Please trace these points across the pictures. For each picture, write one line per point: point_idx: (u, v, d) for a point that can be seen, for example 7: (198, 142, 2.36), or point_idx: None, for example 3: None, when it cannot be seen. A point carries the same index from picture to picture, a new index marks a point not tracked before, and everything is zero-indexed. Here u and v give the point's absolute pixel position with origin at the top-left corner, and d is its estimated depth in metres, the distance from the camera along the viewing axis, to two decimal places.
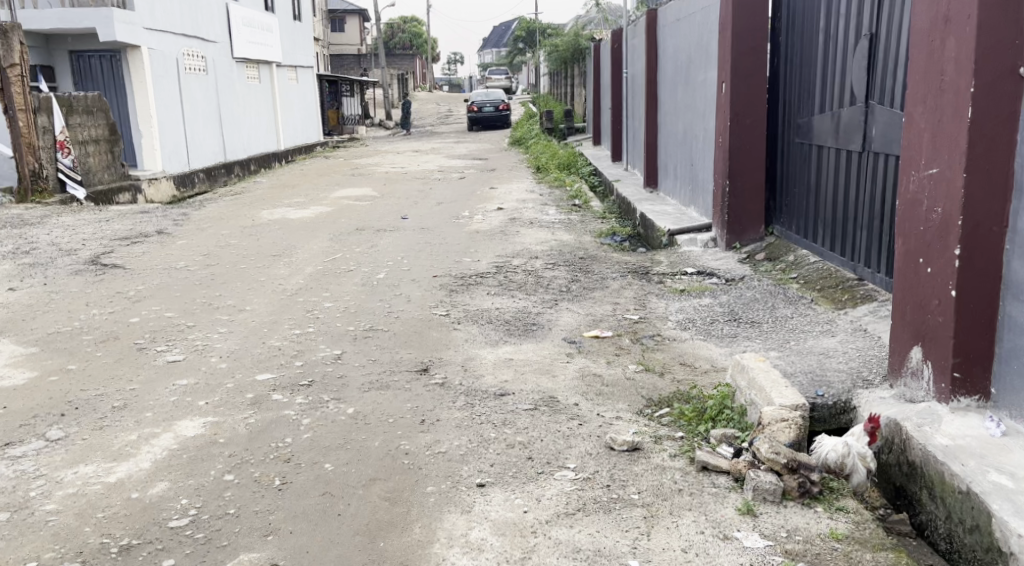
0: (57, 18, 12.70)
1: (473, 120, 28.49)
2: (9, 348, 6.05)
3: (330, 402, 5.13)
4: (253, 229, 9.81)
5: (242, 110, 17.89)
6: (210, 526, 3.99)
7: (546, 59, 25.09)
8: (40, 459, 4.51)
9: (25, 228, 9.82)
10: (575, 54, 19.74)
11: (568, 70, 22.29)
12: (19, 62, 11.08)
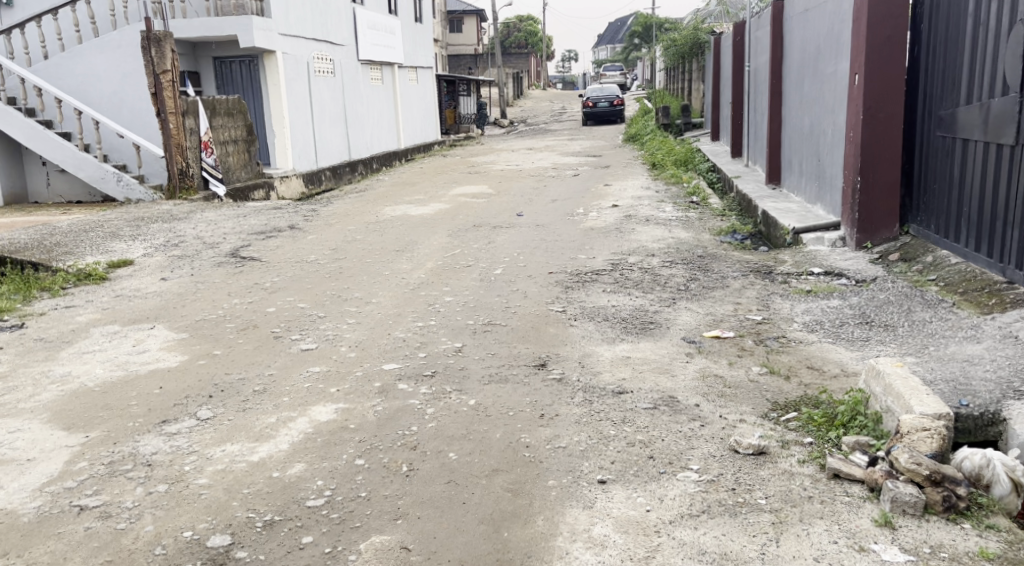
0: (203, 26, 13.28)
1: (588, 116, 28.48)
2: (162, 334, 6.42)
3: (452, 393, 5.24)
4: (377, 224, 10.09)
5: (366, 109, 18.39)
6: (344, 508, 4.15)
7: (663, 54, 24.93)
8: (193, 436, 4.78)
9: (172, 223, 10.37)
10: (694, 48, 19.53)
11: (685, 65, 22.02)
12: (171, 68, 11.70)
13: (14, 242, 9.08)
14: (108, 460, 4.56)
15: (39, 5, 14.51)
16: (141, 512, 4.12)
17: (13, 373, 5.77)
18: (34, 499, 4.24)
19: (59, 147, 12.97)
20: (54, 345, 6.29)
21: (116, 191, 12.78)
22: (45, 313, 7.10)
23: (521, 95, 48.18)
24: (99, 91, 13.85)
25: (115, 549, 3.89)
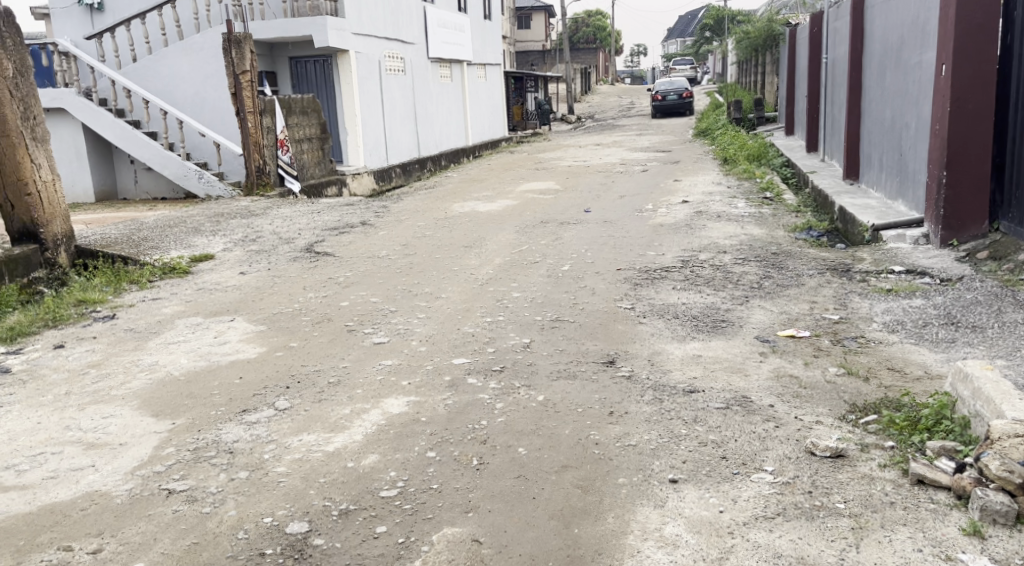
0: (280, 28, 13.64)
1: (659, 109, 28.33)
2: (242, 326, 6.56)
3: (520, 388, 5.24)
4: (446, 221, 10.14)
5: (435, 105, 18.50)
6: (417, 499, 4.18)
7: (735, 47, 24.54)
8: (272, 425, 4.87)
9: (251, 218, 10.59)
10: (768, 40, 19.18)
11: (758, 58, 21.64)
12: (250, 69, 11.92)
13: (105, 237, 9.37)
14: (194, 446, 4.66)
15: (129, 8, 14.88)
16: (224, 498, 4.20)
17: (105, 362, 5.95)
18: (125, 482, 4.35)
19: (147, 146, 13.49)
20: (142, 336, 6.48)
21: (197, 188, 13.21)
22: (134, 304, 7.33)
23: (588, 91, 48.00)
24: (184, 91, 14.21)
25: (200, 532, 3.97)
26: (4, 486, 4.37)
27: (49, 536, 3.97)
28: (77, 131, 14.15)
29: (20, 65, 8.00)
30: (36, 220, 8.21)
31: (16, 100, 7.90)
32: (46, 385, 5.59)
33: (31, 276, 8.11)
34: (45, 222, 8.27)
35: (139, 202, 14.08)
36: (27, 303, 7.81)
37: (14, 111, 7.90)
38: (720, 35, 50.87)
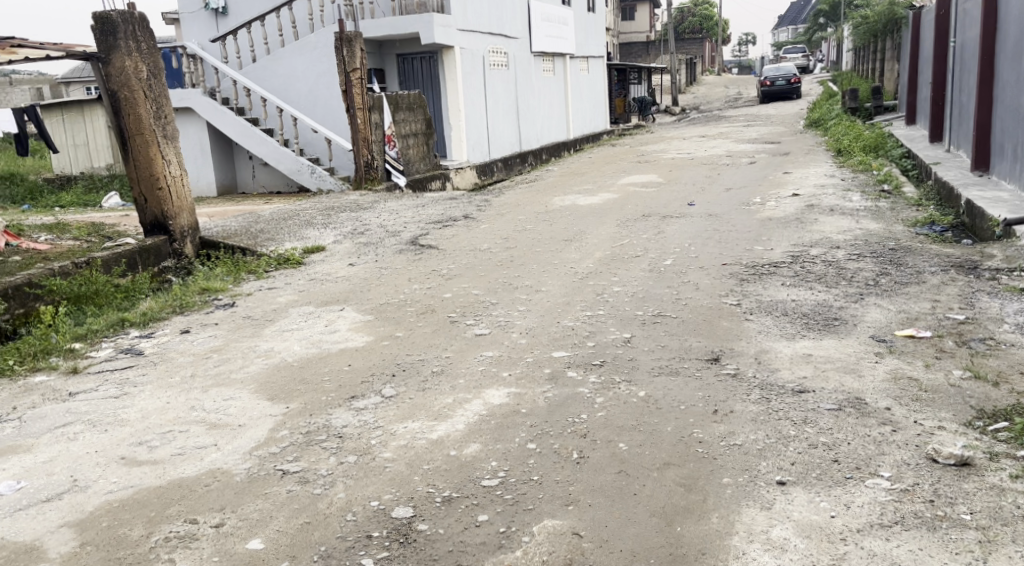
0: (389, 25, 13.86)
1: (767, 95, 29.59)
2: (349, 316, 6.65)
3: (621, 384, 5.13)
4: (547, 214, 10.08)
5: (538, 98, 18.47)
6: (517, 489, 4.13)
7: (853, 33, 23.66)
8: (378, 412, 4.90)
9: (358, 212, 10.75)
10: (889, 25, 18.39)
11: (877, 43, 20.79)
12: (360, 66, 12.06)
13: (225, 229, 9.69)
14: (306, 429, 4.74)
15: (250, 11, 15.31)
16: (334, 480, 4.25)
17: (225, 347, 6.12)
18: (244, 461, 4.44)
19: (264, 142, 13.92)
20: (259, 323, 6.65)
21: (310, 182, 13.54)
22: (252, 293, 7.53)
23: (694, 81, 47.27)
24: (297, 88, 14.56)
25: (312, 512, 4.01)
26: (136, 459, 4.50)
27: (176, 508, 4.06)
28: (203, 129, 14.75)
29: (154, 67, 8.38)
30: (166, 213, 8.63)
31: (150, 100, 8.26)
32: (173, 367, 5.78)
33: (161, 265, 8.63)
34: (174, 215, 8.69)
35: (257, 196, 14.54)
36: (158, 289, 8.37)
37: (148, 110, 8.27)
38: (835, 22, 49.35)
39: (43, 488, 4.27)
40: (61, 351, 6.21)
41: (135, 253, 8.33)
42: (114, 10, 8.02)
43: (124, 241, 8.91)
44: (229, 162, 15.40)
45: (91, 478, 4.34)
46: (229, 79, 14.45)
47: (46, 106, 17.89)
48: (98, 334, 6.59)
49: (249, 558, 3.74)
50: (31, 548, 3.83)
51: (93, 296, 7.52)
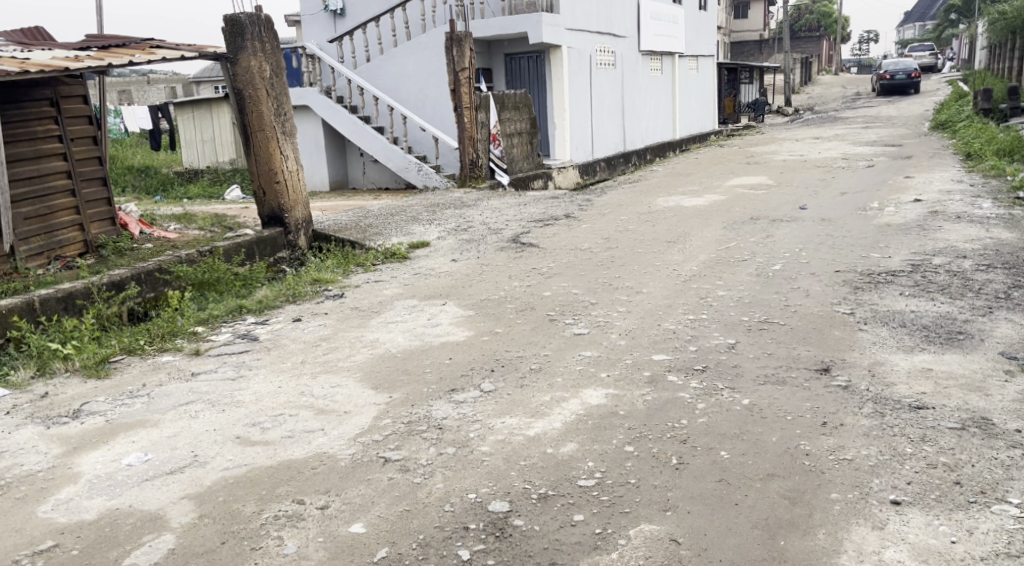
0: (499, 25, 13.94)
1: (886, 88, 31.42)
2: (451, 310, 6.71)
3: (724, 390, 5.01)
4: (651, 215, 9.96)
5: (644, 98, 18.29)
6: (614, 491, 4.08)
7: (989, 30, 22.56)
8: (478, 406, 4.93)
9: (463, 209, 10.85)
10: None
11: (1016, 41, 19.76)
12: (468, 65, 12.15)
13: (335, 223, 9.92)
14: (407, 420, 4.79)
15: (365, 12, 15.65)
16: (434, 470, 4.28)
17: (333, 336, 6.25)
18: (348, 447, 4.52)
19: (375, 140, 14.22)
20: (366, 314, 6.78)
21: (416, 179, 13.76)
22: (359, 285, 7.68)
23: (809, 81, 46.10)
24: (407, 87, 14.79)
25: (412, 500, 4.05)
26: (249, 440, 4.63)
27: (285, 488, 4.16)
28: (318, 127, 15.17)
29: (276, 67, 8.68)
30: (282, 206, 8.89)
31: (271, 98, 8.56)
32: (285, 353, 5.94)
33: (276, 256, 8.90)
34: (289, 208, 8.93)
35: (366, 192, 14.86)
36: (272, 278, 8.64)
37: (269, 108, 8.57)
38: (966, 17, 47.37)
39: (167, 460, 4.44)
40: (186, 334, 6.46)
41: (252, 243, 8.62)
42: (243, 13, 8.35)
43: (243, 232, 9.23)
44: (341, 158, 15.77)
45: (209, 454, 4.49)
46: (344, 78, 14.82)
47: (178, 102, 18.74)
48: (218, 319, 6.84)
49: (351, 541, 3.80)
50: (154, 517, 3.97)
51: (215, 283, 7.86)
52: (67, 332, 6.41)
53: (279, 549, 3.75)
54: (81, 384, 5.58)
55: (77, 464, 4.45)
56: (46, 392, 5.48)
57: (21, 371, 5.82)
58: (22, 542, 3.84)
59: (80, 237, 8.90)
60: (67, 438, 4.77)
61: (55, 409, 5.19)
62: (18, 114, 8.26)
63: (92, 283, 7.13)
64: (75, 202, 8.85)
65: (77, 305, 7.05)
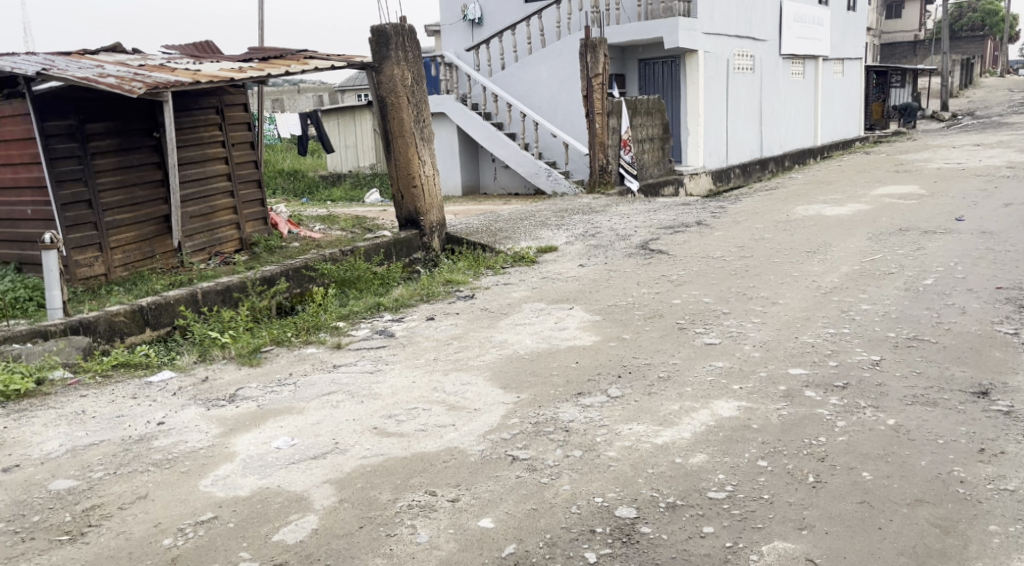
0: (634, 31, 13.93)
1: None
2: (579, 315, 6.72)
3: (867, 408, 4.83)
4: (787, 224, 9.69)
5: (784, 104, 17.83)
6: (746, 506, 4.00)
7: None
8: (605, 411, 4.92)
9: (593, 214, 10.84)
10: None
11: None
12: (602, 72, 12.15)
13: (468, 226, 10.11)
14: (535, 420, 4.83)
15: (502, 20, 15.91)
16: (561, 472, 4.30)
17: (464, 335, 6.38)
18: (479, 443, 4.60)
19: (507, 145, 14.47)
20: (495, 315, 6.87)
21: (546, 185, 13.86)
22: (490, 287, 7.80)
23: (968, 83, 43.75)
24: (540, 93, 14.90)
25: (539, 499, 4.09)
26: (385, 431, 4.77)
27: (419, 479, 4.27)
28: (453, 134, 15.52)
29: (417, 74, 8.93)
30: (419, 209, 9.12)
31: (412, 105, 8.81)
32: (419, 350, 6.10)
33: (412, 257, 9.13)
34: (425, 211, 9.15)
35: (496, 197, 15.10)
36: (408, 279, 8.88)
37: (410, 114, 8.82)
38: None
39: (311, 446, 4.63)
40: (328, 328, 6.72)
41: (390, 244, 8.88)
42: (389, 24, 8.66)
43: (381, 233, 9.52)
44: (475, 164, 16.06)
45: (349, 443, 4.65)
46: (479, 86, 15.09)
47: (325, 110, 19.47)
48: (358, 315, 7.09)
49: (481, 535, 3.86)
50: (300, 498, 4.15)
51: (355, 281, 8.17)
52: (225, 322, 6.84)
53: (413, 537, 3.85)
54: (236, 371, 5.91)
55: (233, 444, 4.69)
56: (205, 376, 5.83)
57: (185, 356, 6.25)
58: (186, 512, 4.07)
59: (236, 236, 9.75)
60: (223, 420, 5.03)
61: (213, 392, 5.50)
62: (190, 122, 9.13)
63: (246, 279, 7.54)
64: (234, 203, 9.70)
65: (233, 298, 7.49)
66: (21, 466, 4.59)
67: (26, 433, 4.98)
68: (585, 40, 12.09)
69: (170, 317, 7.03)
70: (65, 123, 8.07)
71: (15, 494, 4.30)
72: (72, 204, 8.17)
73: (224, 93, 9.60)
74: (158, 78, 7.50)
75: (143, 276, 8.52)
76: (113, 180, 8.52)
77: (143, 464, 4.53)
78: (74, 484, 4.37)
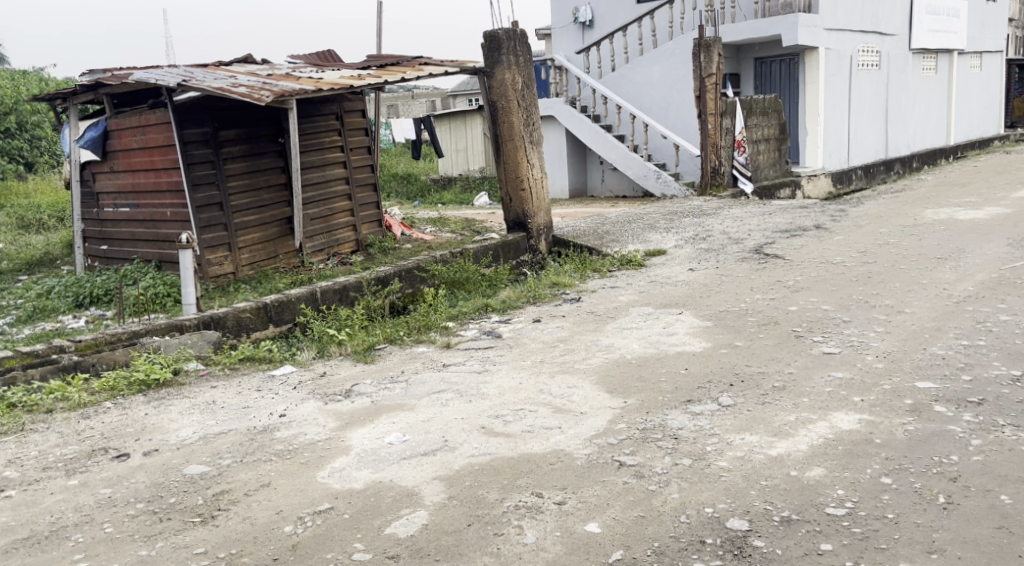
0: (751, 29, 13.55)
1: None
2: (688, 320, 6.52)
3: (1005, 427, 4.48)
4: (914, 228, 9.20)
5: (913, 102, 17.05)
6: (868, 524, 3.76)
7: None
8: (716, 420, 4.73)
9: (703, 217, 10.55)
10: None
11: None
12: (716, 71, 11.89)
13: (576, 229, 9.99)
14: (643, 426, 4.68)
15: (614, 22, 15.74)
16: (669, 479, 4.14)
17: (570, 338, 6.26)
18: (585, 447, 4.47)
19: (616, 148, 14.30)
20: (602, 318, 6.73)
21: (655, 187, 13.63)
22: (596, 290, 7.66)
23: None
24: (650, 95, 14.65)
25: (647, 507, 3.94)
26: (493, 430, 4.70)
27: (525, 480, 4.17)
28: (562, 137, 15.44)
29: (528, 78, 8.88)
30: (527, 212, 9.05)
31: (522, 109, 8.77)
32: (526, 351, 6.02)
33: (519, 259, 9.08)
34: (532, 214, 9.08)
35: (605, 200, 14.94)
36: (514, 280, 8.82)
37: (520, 118, 8.79)
38: None
39: (421, 442, 4.60)
40: (438, 328, 6.71)
41: (498, 246, 8.85)
42: (500, 28, 8.65)
43: (489, 235, 9.51)
44: (585, 167, 15.94)
45: (458, 441, 4.60)
46: (589, 88, 14.96)
47: (437, 115, 19.70)
48: (467, 316, 7.07)
49: (587, 539, 3.74)
50: (410, 493, 4.11)
51: (464, 282, 8.16)
52: (342, 320, 6.92)
53: (520, 538, 3.76)
54: (351, 367, 5.95)
55: (348, 438, 4.71)
56: (323, 371, 5.90)
57: (305, 352, 6.34)
58: (304, 502, 4.09)
59: (353, 237, 9.92)
60: (340, 414, 5.07)
61: (331, 387, 5.55)
62: (311, 127, 9.32)
63: (362, 278, 7.63)
64: (351, 206, 9.87)
65: (350, 297, 7.62)
66: (159, 451, 4.72)
67: (163, 420, 5.14)
68: (699, 40, 11.84)
69: (292, 314, 7.16)
70: (201, 130, 8.37)
71: (154, 476, 4.42)
72: (205, 206, 8.47)
73: (343, 100, 9.77)
74: (284, 86, 7.69)
75: (268, 274, 8.73)
76: (242, 183, 8.76)
77: (267, 454, 4.59)
78: (205, 470, 4.45)
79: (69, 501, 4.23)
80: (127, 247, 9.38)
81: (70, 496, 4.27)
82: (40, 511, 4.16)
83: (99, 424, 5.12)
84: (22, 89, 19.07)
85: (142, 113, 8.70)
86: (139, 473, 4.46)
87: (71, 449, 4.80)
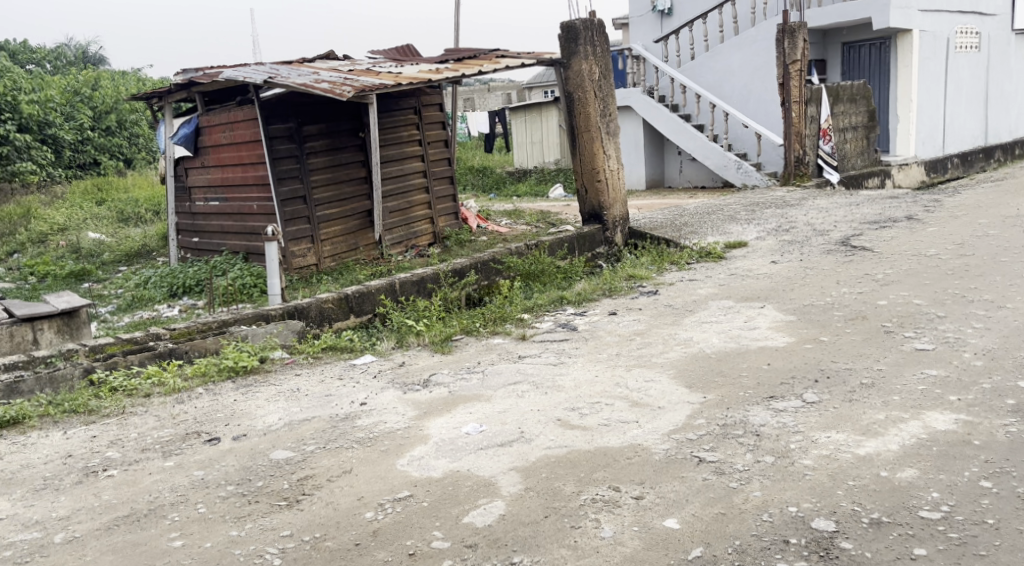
0: (839, 12, 13.14)
1: None
2: (772, 314, 6.31)
3: None
4: (1015, 219, 8.75)
5: (1015, 86, 16.28)
6: (965, 529, 3.55)
7: None
8: (800, 417, 4.54)
9: (786, 208, 10.25)
10: None
11: None
12: (801, 58, 11.55)
13: (653, 221, 9.81)
14: (724, 422, 4.53)
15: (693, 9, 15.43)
16: (751, 477, 3.99)
17: (648, 331, 6.12)
18: (664, 442, 4.35)
19: (694, 137, 14.00)
20: (681, 312, 6.58)
21: (735, 178, 13.30)
22: (674, 283, 7.49)
23: None
24: (731, 84, 14.32)
25: (728, 504, 3.80)
26: (570, 423, 4.61)
27: (603, 474, 4.07)
28: (639, 127, 15.22)
29: (605, 68, 8.75)
30: (602, 204, 8.93)
31: (599, 100, 8.64)
32: (603, 344, 5.91)
33: (594, 251, 8.97)
34: (608, 206, 8.95)
35: (684, 191, 14.67)
36: (591, 272, 8.69)
37: (597, 109, 8.66)
38: None
39: (499, 433, 4.54)
40: (514, 320, 6.65)
41: (573, 239, 8.78)
42: (578, 18, 8.52)
43: (565, 227, 9.41)
44: (663, 159, 15.68)
45: (534, 432, 4.53)
46: (667, 77, 14.70)
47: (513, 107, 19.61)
48: (543, 308, 7.00)
49: (666, 535, 3.62)
50: (488, 483, 4.05)
51: (539, 274, 8.08)
52: (420, 311, 6.92)
53: (597, 531, 3.66)
54: (429, 357, 5.93)
55: (427, 427, 4.67)
56: (402, 361, 5.89)
57: (385, 342, 6.35)
58: (384, 489, 4.06)
59: (430, 230, 9.93)
60: (419, 403, 5.04)
61: (410, 377, 5.54)
62: (391, 121, 9.34)
63: (439, 270, 7.64)
64: (428, 199, 9.87)
65: (428, 289, 7.63)
66: (247, 436, 4.76)
67: (251, 406, 5.18)
68: (782, 25, 11.51)
69: (372, 305, 7.19)
70: (285, 125, 8.46)
71: (242, 460, 4.45)
72: (290, 200, 8.56)
73: (422, 93, 9.77)
74: (365, 81, 7.72)
75: (348, 266, 8.79)
76: (323, 176, 8.83)
77: (348, 441, 4.58)
78: (290, 455, 4.47)
79: (165, 481, 4.29)
80: (217, 239, 9.55)
81: (166, 477, 4.33)
82: (139, 490, 4.23)
83: (192, 409, 5.20)
84: (121, 88, 19.73)
85: (231, 110, 8.85)
86: (229, 456, 4.50)
87: (166, 432, 4.87)
